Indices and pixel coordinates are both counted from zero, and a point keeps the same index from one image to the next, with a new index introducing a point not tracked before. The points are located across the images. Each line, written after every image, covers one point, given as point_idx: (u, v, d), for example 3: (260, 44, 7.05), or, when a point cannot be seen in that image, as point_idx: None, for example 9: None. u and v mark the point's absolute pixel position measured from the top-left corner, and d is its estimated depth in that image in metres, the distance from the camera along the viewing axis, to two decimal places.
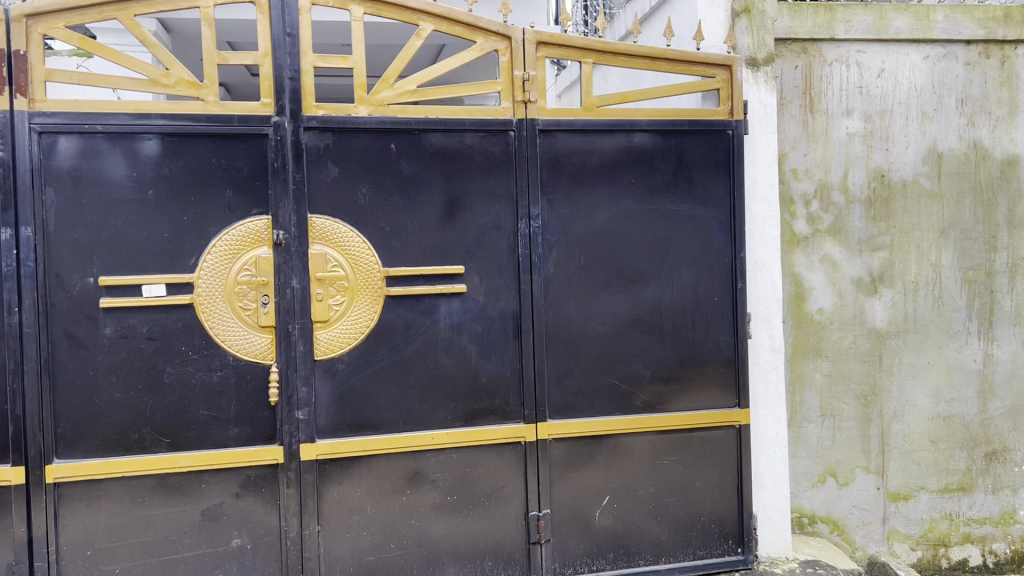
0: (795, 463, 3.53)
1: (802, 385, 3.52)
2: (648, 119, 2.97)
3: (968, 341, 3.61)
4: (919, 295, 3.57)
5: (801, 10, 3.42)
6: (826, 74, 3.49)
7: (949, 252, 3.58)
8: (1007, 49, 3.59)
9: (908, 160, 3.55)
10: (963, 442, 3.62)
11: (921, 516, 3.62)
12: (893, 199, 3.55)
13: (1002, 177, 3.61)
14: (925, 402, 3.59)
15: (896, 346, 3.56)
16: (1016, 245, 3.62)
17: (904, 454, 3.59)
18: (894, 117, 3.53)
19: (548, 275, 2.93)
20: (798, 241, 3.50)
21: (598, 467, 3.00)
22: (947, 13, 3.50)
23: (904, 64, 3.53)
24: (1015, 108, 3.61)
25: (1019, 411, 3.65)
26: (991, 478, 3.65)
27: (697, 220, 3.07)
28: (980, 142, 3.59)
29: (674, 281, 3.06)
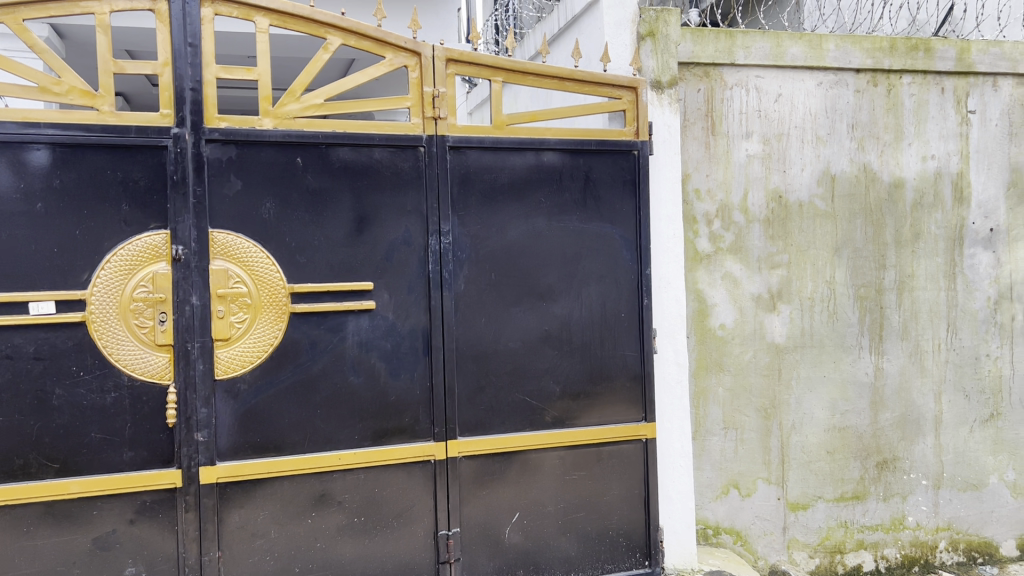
0: (699, 476, 3.61)
1: (705, 399, 3.61)
2: (557, 138, 3.01)
3: (860, 354, 3.77)
4: (815, 311, 3.72)
5: (703, 35, 3.53)
6: (727, 97, 3.61)
7: (842, 269, 3.75)
8: (893, 78, 3.79)
9: (804, 181, 3.71)
10: (856, 452, 3.77)
11: (819, 525, 3.75)
12: (789, 219, 3.69)
13: (889, 199, 3.80)
14: (822, 414, 3.73)
15: (793, 360, 3.69)
16: (903, 263, 3.82)
17: (803, 465, 3.72)
18: (790, 140, 3.69)
19: (458, 291, 2.92)
20: (700, 258, 3.59)
21: (507, 484, 3.00)
22: (838, 43, 3.67)
23: (798, 90, 3.69)
24: (900, 133, 3.81)
25: (907, 421, 3.83)
26: (883, 486, 3.81)
27: (605, 238, 3.11)
28: (870, 166, 3.78)
29: (582, 297, 3.09)
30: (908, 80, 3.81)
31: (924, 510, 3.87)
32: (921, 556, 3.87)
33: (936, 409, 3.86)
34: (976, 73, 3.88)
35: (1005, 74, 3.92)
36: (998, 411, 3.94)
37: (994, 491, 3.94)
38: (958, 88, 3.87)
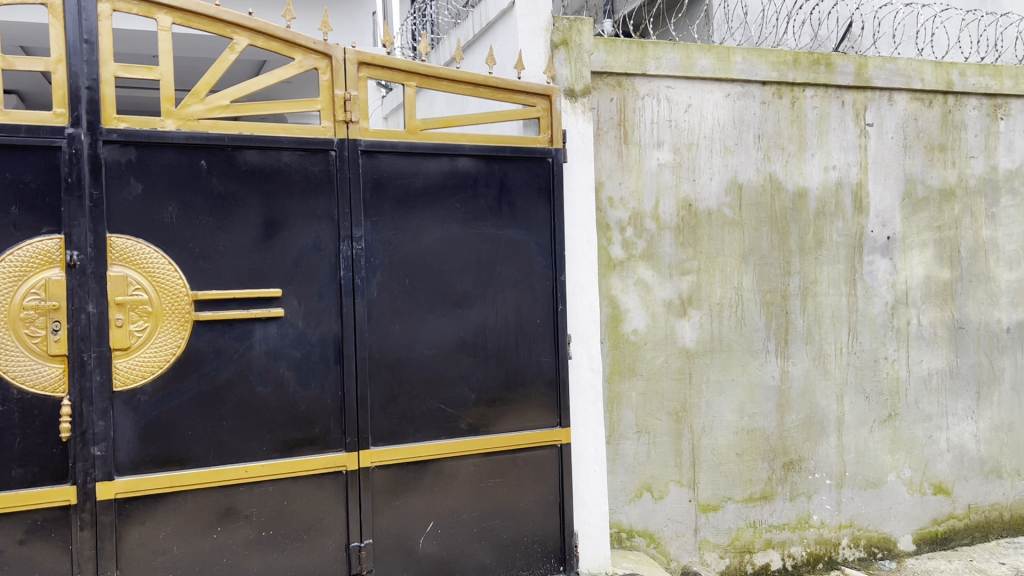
0: (613, 480, 3.64)
1: (619, 404, 3.65)
2: (471, 144, 3.01)
3: (767, 358, 3.88)
4: (723, 317, 3.81)
5: (616, 45, 3.58)
6: (639, 107, 3.67)
7: (749, 276, 3.85)
8: (796, 90, 3.93)
9: (712, 190, 3.80)
10: (764, 453, 3.88)
11: (729, 526, 3.83)
12: (699, 226, 3.77)
13: (793, 208, 3.93)
14: (730, 417, 3.82)
15: (703, 364, 3.77)
16: (807, 270, 3.95)
17: (713, 467, 3.80)
18: (699, 150, 3.77)
19: (371, 298, 2.87)
20: (614, 265, 3.63)
21: (422, 493, 2.97)
22: (745, 56, 3.79)
23: (707, 101, 3.78)
24: (803, 144, 3.95)
25: (811, 423, 3.96)
26: (789, 486, 3.93)
27: (520, 244, 3.12)
28: (775, 175, 3.90)
29: (497, 304, 3.09)
30: (811, 93, 3.95)
31: (827, 509, 4.00)
32: (826, 553, 3.99)
33: (838, 410, 4.01)
34: (873, 88, 4.06)
35: (900, 89, 4.11)
36: (895, 411, 4.11)
37: (892, 488, 4.11)
38: (857, 101, 4.03)
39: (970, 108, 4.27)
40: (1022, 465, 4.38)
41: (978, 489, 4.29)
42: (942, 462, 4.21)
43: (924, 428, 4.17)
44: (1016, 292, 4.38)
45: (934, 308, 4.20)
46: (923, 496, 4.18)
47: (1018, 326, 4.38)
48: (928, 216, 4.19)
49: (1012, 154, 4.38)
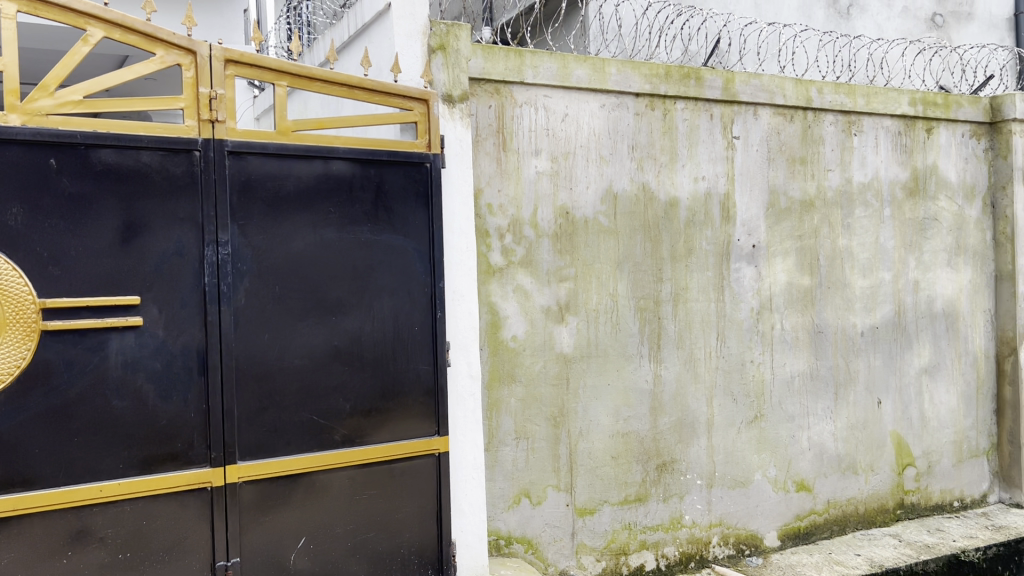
0: (491, 487, 3.62)
1: (498, 411, 3.64)
2: (346, 147, 2.93)
3: (640, 363, 3.97)
4: (599, 322, 3.87)
5: (493, 53, 3.59)
6: (517, 115, 3.68)
7: (624, 283, 3.93)
8: (668, 103, 4.04)
9: (589, 199, 3.86)
10: (638, 456, 3.96)
11: (605, 529, 3.88)
12: (576, 234, 3.82)
13: (665, 217, 4.04)
14: (606, 420, 3.88)
15: (580, 369, 3.82)
16: (678, 276, 4.07)
17: (589, 471, 3.84)
18: (576, 159, 3.83)
19: (238, 306, 2.76)
20: (493, 272, 3.62)
21: (293, 507, 2.87)
22: (619, 68, 3.87)
23: (583, 110, 3.84)
24: (674, 155, 4.06)
25: (683, 425, 4.07)
26: (662, 487, 4.03)
27: (397, 251, 3.06)
28: (648, 185, 4.00)
29: (374, 312, 3.02)
30: (682, 106, 4.08)
31: (698, 508, 4.12)
32: (697, 552, 4.11)
33: (708, 412, 4.14)
34: (740, 102, 4.22)
35: (764, 105, 4.30)
36: (761, 413, 4.29)
37: (759, 486, 4.28)
38: (725, 115, 4.19)
39: (828, 124, 4.52)
40: (875, 461, 4.65)
41: (836, 485, 4.53)
42: (803, 460, 4.42)
43: (787, 428, 4.37)
44: (869, 298, 4.65)
45: (796, 313, 4.41)
46: (787, 493, 4.37)
47: (871, 330, 4.65)
48: (790, 225, 4.40)
49: (865, 168, 4.65)
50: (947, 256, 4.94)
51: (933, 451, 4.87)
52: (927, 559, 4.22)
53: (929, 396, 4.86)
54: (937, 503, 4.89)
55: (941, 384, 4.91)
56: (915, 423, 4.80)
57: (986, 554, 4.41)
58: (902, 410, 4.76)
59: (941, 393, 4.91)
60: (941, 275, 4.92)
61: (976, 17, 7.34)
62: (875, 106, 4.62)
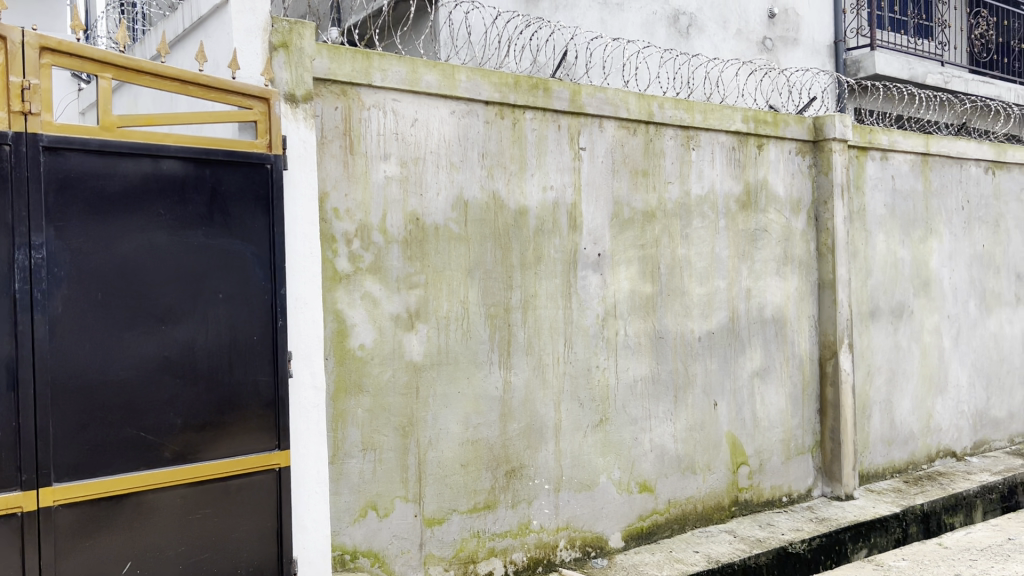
0: (337, 501, 3.51)
1: (344, 422, 3.53)
2: (178, 146, 2.76)
3: (491, 370, 3.97)
4: (450, 330, 3.84)
5: (339, 53, 3.50)
6: (364, 118, 3.60)
7: (474, 290, 3.92)
8: (517, 112, 4.08)
9: (439, 205, 3.82)
10: (487, 463, 3.96)
11: (453, 538, 3.85)
12: (426, 240, 3.78)
13: (515, 224, 4.07)
14: (456, 428, 3.86)
15: (430, 378, 3.78)
16: (528, 284, 4.11)
17: (438, 480, 3.80)
18: (426, 164, 3.78)
19: (54, 315, 2.54)
20: (339, 278, 3.51)
21: (118, 531, 2.66)
22: (468, 75, 3.87)
23: (433, 116, 3.80)
24: (523, 164, 4.10)
25: (531, 431, 4.11)
26: (510, 493, 4.04)
27: (235, 255, 2.91)
28: (498, 193, 4.01)
29: (208, 320, 2.86)
30: (530, 116, 4.12)
31: (546, 513, 4.16)
32: (545, 557, 4.15)
33: (556, 417, 4.20)
34: (586, 114, 4.32)
35: (609, 117, 4.42)
36: (606, 416, 4.39)
37: (603, 488, 4.37)
38: (572, 126, 4.27)
39: (668, 138, 4.69)
40: (711, 461, 4.86)
41: (676, 484, 4.70)
42: (646, 462, 4.56)
43: (630, 430, 4.49)
44: (706, 305, 4.87)
45: (639, 319, 4.55)
46: (631, 495, 4.49)
47: (707, 335, 4.87)
48: (633, 234, 4.54)
49: (702, 181, 4.87)
50: (776, 265, 5.25)
51: (764, 449, 5.15)
52: (759, 553, 4.45)
53: (760, 398, 5.14)
54: (768, 498, 5.17)
55: (771, 386, 5.20)
56: (747, 423, 5.06)
57: (810, 545, 4.71)
58: (736, 411, 5.00)
59: (771, 394, 5.20)
60: (770, 283, 5.22)
61: (801, 42, 7.87)
62: (711, 122, 4.85)
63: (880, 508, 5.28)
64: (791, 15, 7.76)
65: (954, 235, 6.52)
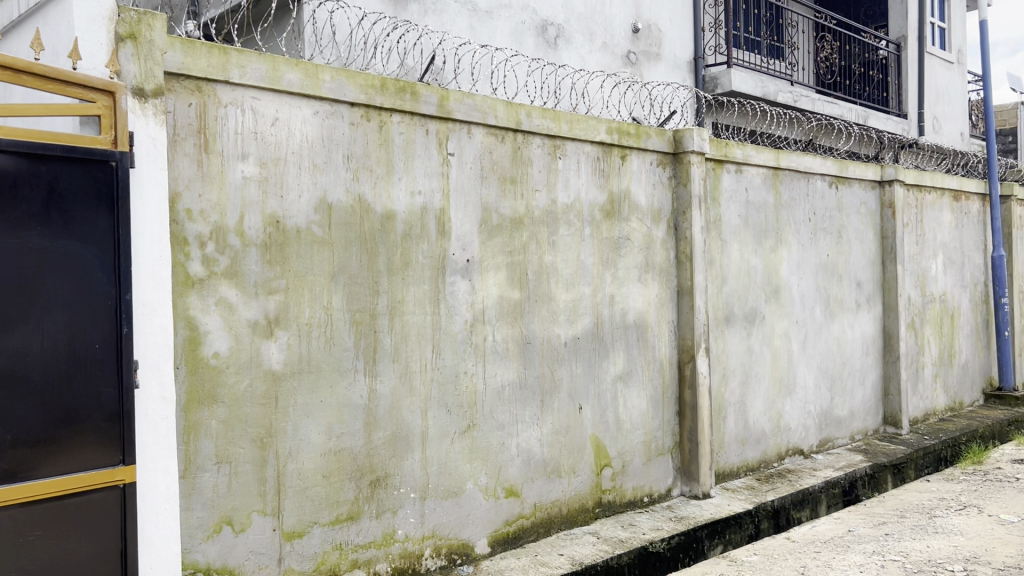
0: (187, 517, 3.34)
1: (196, 434, 3.37)
2: (10, 140, 2.56)
3: (355, 377, 3.89)
4: (312, 336, 3.74)
5: (194, 48, 3.34)
6: (221, 116, 3.45)
7: (338, 295, 3.83)
8: (383, 115, 4.01)
9: (301, 208, 3.71)
10: (351, 473, 3.86)
11: (314, 551, 3.74)
12: (287, 244, 3.66)
13: (381, 229, 4.00)
14: (318, 438, 3.74)
15: (290, 387, 3.65)
16: (394, 289, 4.04)
17: (298, 492, 3.68)
18: (287, 166, 3.66)
19: None
20: (192, 283, 3.35)
21: None
22: (332, 75, 3.78)
23: (294, 116, 3.69)
24: (390, 168, 4.04)
25: (397, 439, 4.04)
26: (375, 503, 3.96)
27: (74, 258, 2.72)
28: (363, 197, 3.93)
29: (43, 327, 2.66)
30: (398, 119, 4.07)
31: (411, 522, 4.10)
32: (410, 566, 4.09)
33: (422, 425, 4.15)
34: (454, 120, 4.30)
35: (477, 124, 4.42)
36: (473, 422, 4.38)
37: (470, 495, 4.36)
38: (440, 131, 4.25)
39: (535, 146, 4.74)
40: (576, 464, 4.94)
41: (542, 488, 4.74)
42: (512, 467, 4.58)
43: (497, 436, 4.50)
44: (571, 310, 4.94)
45: (506, 325, 4.56)
46: (497, 500, 4.49)
47: (573, 340, 4.94)
48: (501, 241, 4.55)
49: (569, 189, 4.94)
50: (638, 272, 5.40)
51: (627, 451, 5.28)
52: (620, 553, 4.54)
53: (623, 401, 5.27)
54: (630, 499, 5.30)
55: (633, 389, 5.34)
56: (611, 426, 5.18)
57: (670, 543, 4.85)
58: (600, 415, 5.11)
59: (633, 397, 5.33)
60: (632, 290, 5.36)
61: (663, 57, 8.15)
62: (577, 132, 4.94)
63: (734, 505, 5.51)
64: (653, 30, 8.02)
65: (802, 245, 6.90)
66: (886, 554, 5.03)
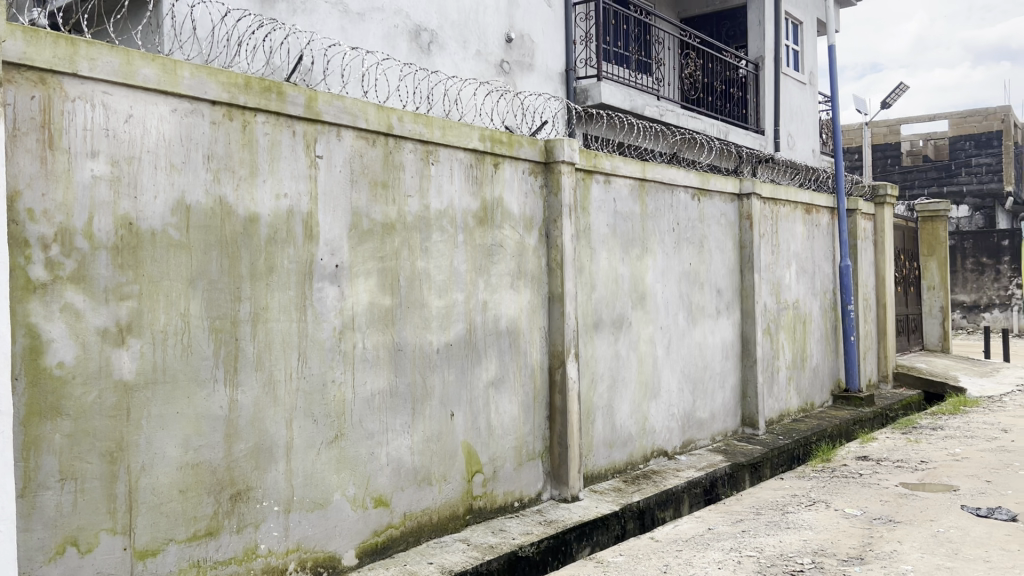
0: (26, 539, 3.12)
1: (37, 449, 3.15)
2: None
3: (214, 388, 3.73)
4: (167, 345, 3.56)
5: (38, 37, 3.14)
6: (68, 111, 3.25)
7: (196, 302, 3.67)
8: (247, 114, 3.88)
9: (156, 210, 3.53)
10: (209, 487, 3.70)
11: (169, 570, 3.56)
12: (141, 248, 3.47)
13: (244, 232, 3.86)
14: (174, 452, 3.57)
15: (143, 399, 3.47)
16: (257, 296, 3.91)
17: (152, 509, 3.49)
18: (141, 165, 3.48)
19: None
20: (33, 288, 3.13)
21: None
22: (192, 72, 3.63)
23: (150, 113, 3.51)
24: (254, 169, 3.90)
25: (260, 451, 3.91)
26: (235, 518, 3.81)
27: None
28: (225, 199, 3.78)
29: None
30: (262, 119, 3.94)
31: (274, 536, 3.97)
32: None
33: (287, 435, 4.03)
34: (322, 122, 4.21)
35: (347, 127, 4.34)
36: (341, 432, 4.28)
37: (337, 506, 4.26)
38: (307, 133, 4.14)
39: (407, 151, 4.70)
40: (447, 471, 4.92)
41: (412, 497, 4.69)
42: (381, 476, 4.51)
43: (366, 445, 4.42)
44: (443, 317, 4.92)
45: (376, 332, 4.50)
46: (365, 510, 4.41)
47: (445, 347, 4.93)
48: (372, 246, 4.48)
49: (441, 196, 4.93)
50: (510, 279, 5.44)
51: (497, 457, 5.30)
52: (490, 559, 4.55)
53: (494, 406, 5.29)
54: (500, 504, 5.32)
55: (505, 395, 5.37)
56: (482, 432, 5.19)
57: (539, 547, 4.90)
58: (471, 421, 5.11)
59: (504, 403, 5.36)
60: (505, 296, 5.40)
61: (535, 68, 8.27)
62: (449, 138, 4.93)
63: (602, 507, 5.62)
64: (526, 41, 8.13)
65: (666, 254, 7.15)
66: (742, 550, 5.27)
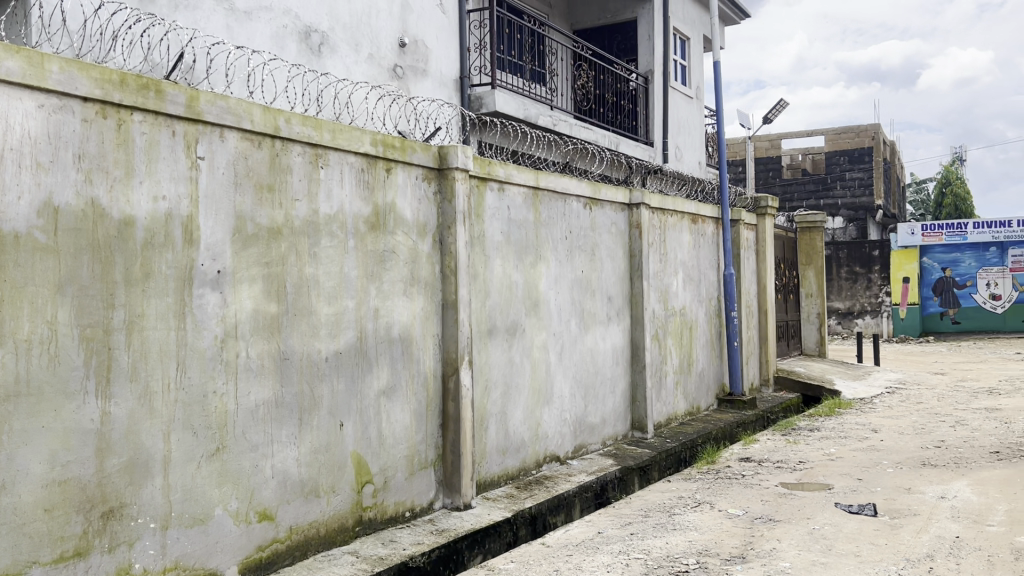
0: None
1: None
2: None
3: (85, 400, 3.53)
4: (32, 355, 3.35)
5: None
6: None
7: (64, 309, 3.47)
8: (122, 113, 3.70)
9: (20, 211, 3.32)
10: (78, 505, 3.50)
11: None
12: (3, 252, 3.26)
13: (118, 236, 3.67)
14: (39, 468, 3.36)
15: (4, 412, 3.25)
16: (133, 302, 3.73)
17: (13, 530, 3.27)
18: (4, 163, 3.27)
19: None
20: None
21: None
22: (61, 66, 3.45)
23: (13, 109, 3.31)
24: (130, 170, 3.72)
25: (135, 466, 3.72)
26: (107, 537, 3.61)
27: None
28: (97, 201, 3.59)
29: None
30: (139, 118, 3.77)
31: (150, 554, 3.78)
32: None
33: (164, 449, 3.85)
34: (204, 122, 4.06)
35: (230, 127, 4.20)
36: (222, 444, 4.13)
37: (218, 522, 4.10)
38: (188, 133, 3.99)
39: (295, 154, 4.59)
40: (335, 482, 4.81)
41: (298, 510, 4.57)
42: (265, 489, 4.37)
43: (250, 458, 4.28)
44: (333, 324, 4.82)
45: (261, 340, 4.36)
46: (249, 525, 4.26)
47: (334, 355, 4.82)
48: (256, 252, 4.34)
49: (331, 201, 4.83)
50: (402, 285, 5.38)
51: (388, 466, 5.23)
52: (379, 571, 4.47)
53: (386, 415, 5.21)
54: (391, 515, 5.25)
55: (396, 403, 5.30)
56: (372, 441, 5.10)
57: (430, 557, 4.85)
58: (361, 431, 5.01)
59: (395, 411, 5.29)
60: (397, 303, 5.33)
61: (429, 73, 8.24)
62: (339, 142, 4.84)
63: (494, 514, 5.62)
64: (420, 46, 8.08)
65: (559, 261, 7.23)
66: (630, 553, 5.37)
